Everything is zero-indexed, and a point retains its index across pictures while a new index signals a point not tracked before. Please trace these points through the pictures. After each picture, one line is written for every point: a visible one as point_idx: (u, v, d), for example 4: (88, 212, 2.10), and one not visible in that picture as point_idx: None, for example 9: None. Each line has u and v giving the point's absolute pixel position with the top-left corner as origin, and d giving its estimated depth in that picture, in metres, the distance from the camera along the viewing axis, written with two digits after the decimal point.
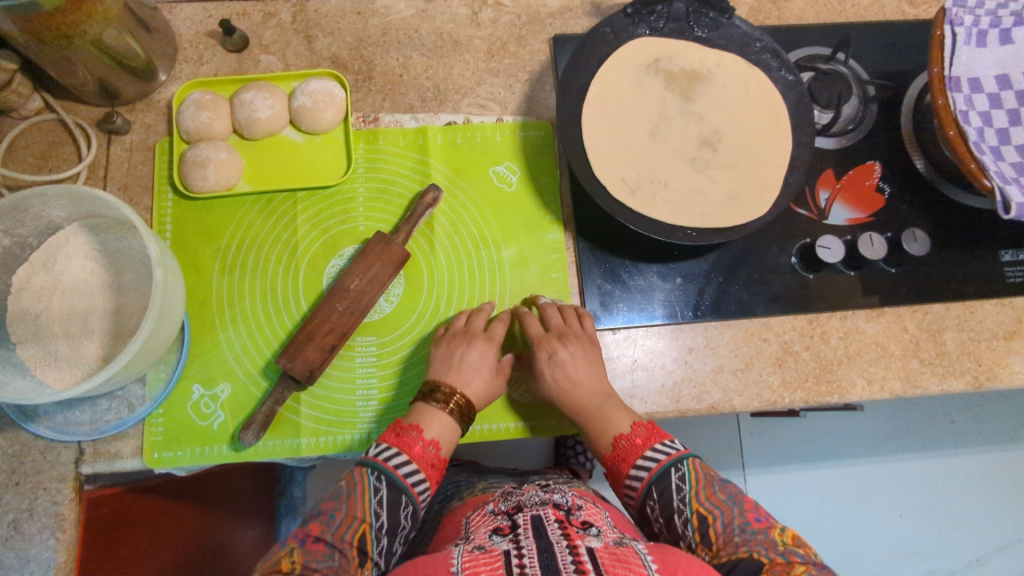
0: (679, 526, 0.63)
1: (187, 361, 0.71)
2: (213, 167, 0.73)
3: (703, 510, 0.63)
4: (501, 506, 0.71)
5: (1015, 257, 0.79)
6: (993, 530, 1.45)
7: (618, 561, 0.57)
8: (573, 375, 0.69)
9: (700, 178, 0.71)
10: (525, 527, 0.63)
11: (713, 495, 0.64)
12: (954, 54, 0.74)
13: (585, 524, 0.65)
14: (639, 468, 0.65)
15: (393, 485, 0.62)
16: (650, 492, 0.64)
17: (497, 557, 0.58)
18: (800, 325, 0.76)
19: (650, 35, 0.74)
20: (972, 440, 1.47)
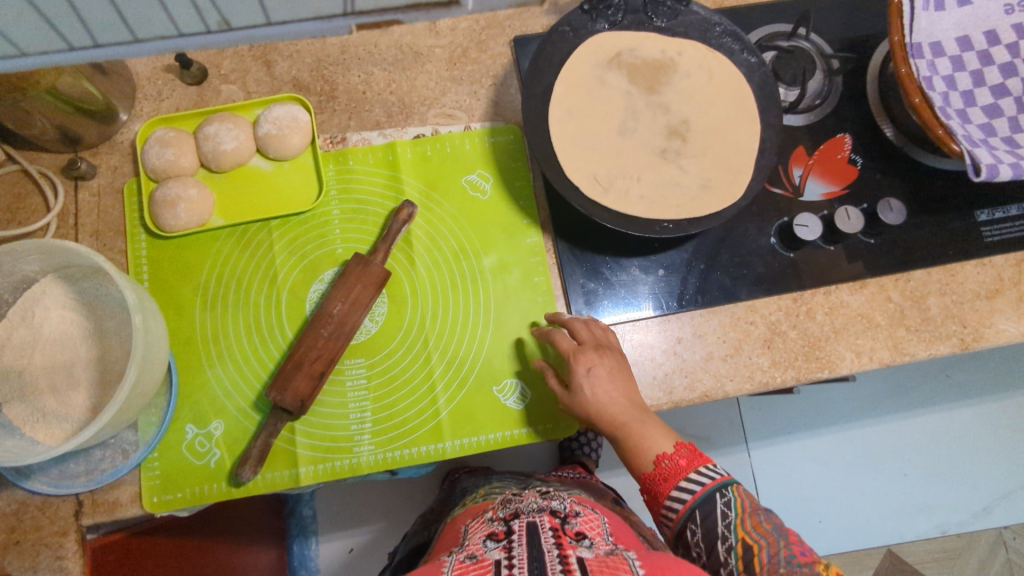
0: (722, 553, 0.63)
1: (178, 402, 0.70)
2: (184, 205, 0.72)
3: (748, 539, 0.63)
4: (499, 513, 0.72)
5: (990, 216, 0.79)
6: (994, 478, 1.48)
7: (605, 567, 0.58)
8: (610, 390, 0.67)
9: (673, 169, 0.71)
10: (520, 533, 0.65)
11: (759, 525, 0.64)
12: (914, 20, 0.73)
13: (578, 535, 0.66)
14: (681, 490, 0.66)
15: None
16: (692, 516, 0.64)
17: (487, 565, 0.59)
18: (785, 305, 0.76)
19: (609, 30, 0.73)
20: (968, 393, 1.48)
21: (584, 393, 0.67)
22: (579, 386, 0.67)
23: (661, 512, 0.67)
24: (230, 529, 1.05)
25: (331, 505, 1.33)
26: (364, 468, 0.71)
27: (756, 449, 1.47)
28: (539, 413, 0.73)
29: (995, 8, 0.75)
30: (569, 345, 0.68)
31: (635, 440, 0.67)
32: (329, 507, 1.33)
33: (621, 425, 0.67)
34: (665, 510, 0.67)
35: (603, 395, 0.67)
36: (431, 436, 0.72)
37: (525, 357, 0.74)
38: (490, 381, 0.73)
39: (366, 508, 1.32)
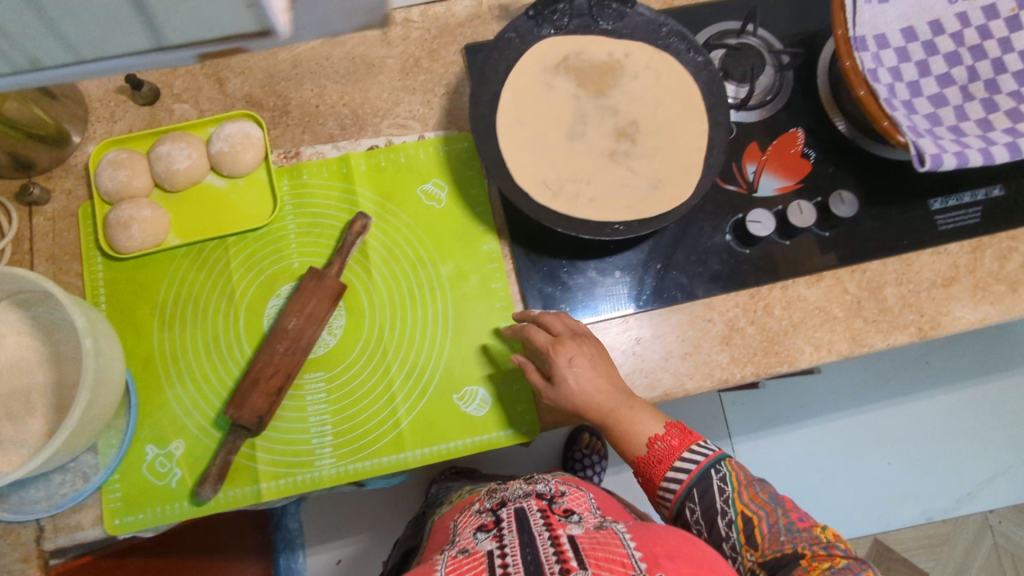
0: (723, 527, 0.65)
1: (138, 423, 0.71)
2: (138, 226, 0.72)
3: (748, 511, 0.65)
4: (487, 505, 0.72)
5: (944, 204, 0.80)
6: (976, 463, 1.48)
7: (597, 544, 0.59)
8: (593, 379, 0.67)
9: (622, 171, 0.71)
10: (509, 520, 0.64)
11: (756, 496, 0.66)
12: (856, 14, 0.73)
13: (566, 512, 0.66)
14: (678, 470, 0.67)
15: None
16: (691, 494, 0.66)
17: (481, 559, 0.58)
18: (743, 301, 0.77)
19: (555, 35, 0.73)
20: (949, 379, 1.47)
21: (568, 385, 0.67)
22: (562, 379, 0.67)
23: (659, 493, 0.68)
24: (209, 545, 1.05)
25: (316, 517, 1.33)
26: (327, 481, 0.71)
27: (739, 444, 1.48)
28: (500, 418, 0.73)
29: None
30: (547, 339, 0.68)
31: (626, 425, 0.67)
32: (315, 519, 1.32)
33: (608, 413, 0.67)
34: (665, 490, 0.68)
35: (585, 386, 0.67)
36: (393, 446, 0.72)
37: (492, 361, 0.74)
38: (450, 389, 0.73)
39: (353, 518, 1.32)
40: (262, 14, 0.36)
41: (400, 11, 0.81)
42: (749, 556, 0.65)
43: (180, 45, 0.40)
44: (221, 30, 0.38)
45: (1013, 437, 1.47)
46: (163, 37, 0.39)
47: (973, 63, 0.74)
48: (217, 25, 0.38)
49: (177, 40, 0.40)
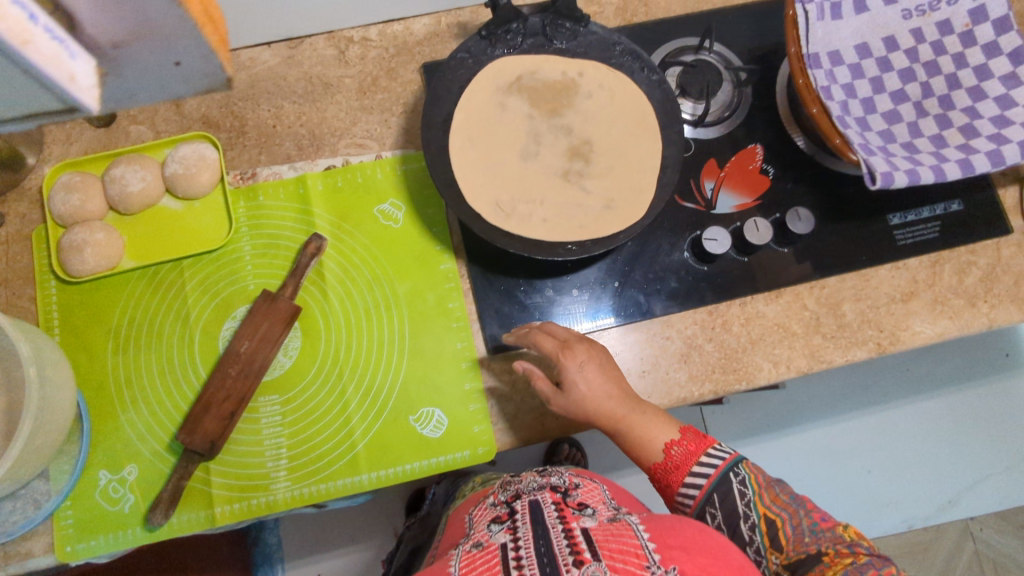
0: (745, 531, 0.64)
1: (91, 448, 0.70)
2: (90, 249, 0.71)
3: (770, 513, 0.64)
4: (501, 496, 0.69)
5: (903, 219, 0.80)
6: (961, 469, 1.43)
7: (610, 536, 0.58)
8: (601, 383, 0.67)
9: (576, 191, 0.72)
10: (523, 513, 0.62)
11: (778, 498, 0.65)
12: (810, 31, 0.73)
13: (581, 505, 0.64)
14: (696, 475, 0.66)
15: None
16: (711, 498, 0.65)
17: (495, 552, 0.57)
18: (701, 318, 0.77)
19: (509, 54, 0.73)
20: (934, 385, 1.42)
21: (578, 390, 0.67)
22: (572, 383, 0.67)
23: (676, 499, 0.67)
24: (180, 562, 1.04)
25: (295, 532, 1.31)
26: (281, 505, 0.71)
27: None
28: (457, 439, 0.73)
29: (893, 14, 0.75)
30: (555, 345, 0.68)
31: (639, 429, 0.67)
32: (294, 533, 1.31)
33: (621, 417, 0.67)
34: (683, 496, 0.66)
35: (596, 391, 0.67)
36: (348, 469, 0.72)
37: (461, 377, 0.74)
38: (407, 410, 0.73)
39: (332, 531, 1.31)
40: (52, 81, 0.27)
41: (357, 30, 0.81)
42: (774, 560, 0.63)
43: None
44: (20, 107, 0.29)
45: (996, 445, 1.43)
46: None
47: (926, 79, 0.75)
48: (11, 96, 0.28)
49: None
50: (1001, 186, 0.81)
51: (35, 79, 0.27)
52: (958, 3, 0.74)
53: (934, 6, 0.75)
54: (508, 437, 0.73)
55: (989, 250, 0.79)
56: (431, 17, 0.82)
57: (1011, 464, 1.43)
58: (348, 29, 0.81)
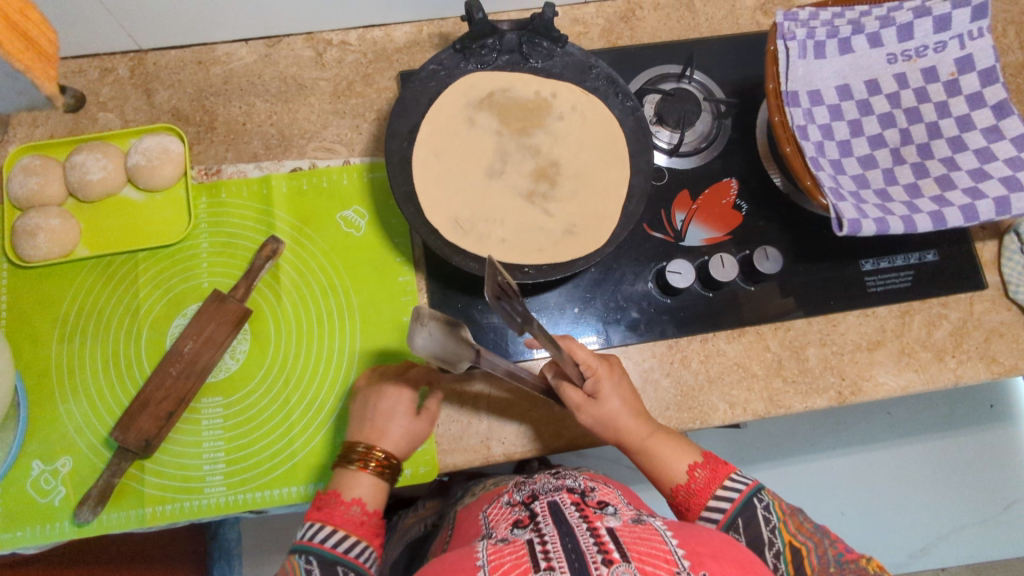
0: (770, 559, 0.60)
1: (26, 437, 0.69)
2: (44, 235, 0.70)
3: (795, 542, 0.61)
4: (517, 495, 0.66)
5: (876, 265, 0.78)
6: (936, 518, 1.33)
7: (640, 539, 0.54)
8: (630, 399, 0.68)
9: (538, 214, 0.70)
10: (544, 514, 0.58)
11: (802, 526, 0.62)
12: (789, 69, 0.72)
13: (601, 505, 0.61)
14: (719, 499, 0.63)
15: (324, 560, 0.58)
16: (735, 523, 0.61)
17: (521, 545, 0.54)
18: (660, 351, 0.75)
19: (482, 70, 0.72)
20: (914, 430, 1.32)
21: (612, 403, 0.67)
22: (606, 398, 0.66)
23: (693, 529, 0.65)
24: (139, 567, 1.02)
25: None
26: (214, 510, 0.69)
27: None
28: None
29: (877, 57, 0.74)
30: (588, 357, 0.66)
31: (667, 447, 0.67)
32: None
33: (647, 435, 0.67)
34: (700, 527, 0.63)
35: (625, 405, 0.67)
36: (285, 478, 0.70)
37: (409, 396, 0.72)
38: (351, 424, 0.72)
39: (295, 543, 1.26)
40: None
41: (337, 33, 0.80)
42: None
43: None
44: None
45: (972, 496, 1.33)
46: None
47: (906, 126, 0.73)
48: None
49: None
50: (979, 240, 0.79)
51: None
52: (944, 51, 0.73)
53: (921, 52, 0.73)
54: (453, 458, 0.71)
55: (961, 304, 0.77)
56: (413, 25, 0.81)
57: (987, 518, 1.34)
58: (327, 32, 0.80)
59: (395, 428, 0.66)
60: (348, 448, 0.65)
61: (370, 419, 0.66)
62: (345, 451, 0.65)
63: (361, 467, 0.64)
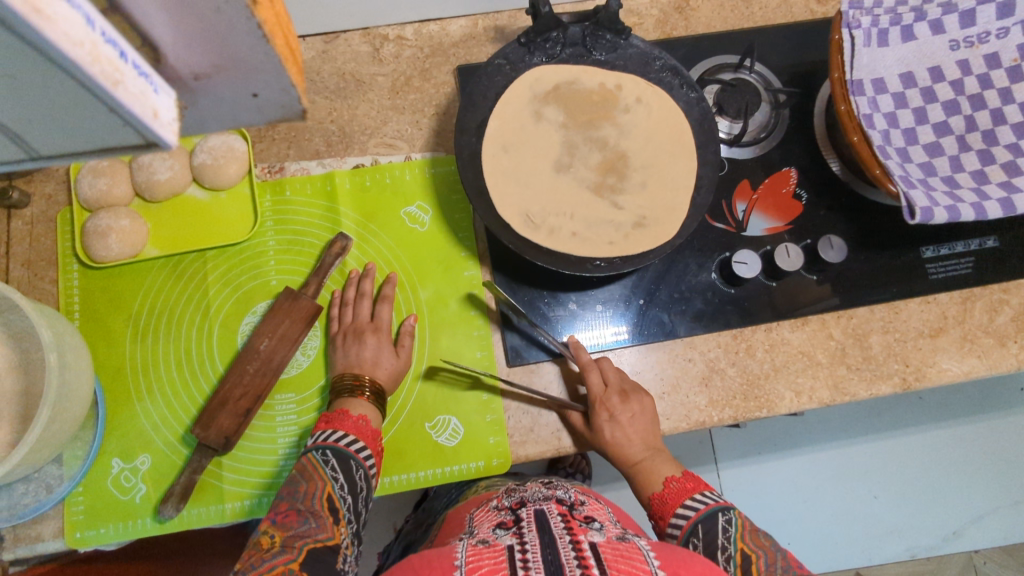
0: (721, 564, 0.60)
1: (105, 435, 0.70)
2: (115, 236, 0.71)
3: (747, 548, 0.61)
4: (505, 501, 0.66)
5: (936, 252, 0.78)
6: (971, 499, 1.30)
7: (620, 556, 0.54)
8: (629, 434, 0.68)
9: (607, 207, 0.71)
10: (529, 520, 0.59)
11: (756, 537, 0.62)
12: (854, 57, 0.73)
13: (588, 518, 0.61)
14: (685, 509, 0.64)
15: (339, 454, 0.63)
16: (697, 530, 0.62)
17: (500, 551, 0.55)
18: (725, 341, 0.76)
19: (547, 63, 0.72)
20: (947, 414, 1.30)
21: (604, 432, 0.68)
22: (600, 429, 0.69)
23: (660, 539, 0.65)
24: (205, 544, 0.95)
25: None
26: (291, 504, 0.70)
27: (726, 470, 1.31)
28: (472, 449, 0.72)
29: (940, 44, 0.74)
30: (599, 384, 0.69)
31: (642, 474, 0.68)
32: None
33: (638, 461, 0.68)
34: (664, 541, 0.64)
35: (623, 438, 0.68)
36: None
37: (477, 388, 0.73)
38: (423, 417, 0.73)
39: None
40: (137, 117, 0.27)
41: (392, 28, 0.80)
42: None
43: (103, 152, 0.30)
44: (99, 140, 0.29)
45: (1006, 480, 1.30)
46: (30, 142, 0.30)
47: (971, 113, 0.73)
48: (95, 133, 0.29)
49: (52, 144, 0.30)
50: None
51: (119, 113, 0.26)
52: (1007, 36, 0.72)
53: (983, 39, 0.73)
54: (524, 449, 0.72)
55: (1022, 289, 0.77)
56: (469, 19, 0.81)
57: (1020, 499, 1.30)
58: (383, 27, 0.80)
59: (382, 370, 0.69)
60: (338, 382, 0.69)
61: (356, 361, 0.69)
62: (338, 385, 0.68)
63: (361, 397, 0.67)
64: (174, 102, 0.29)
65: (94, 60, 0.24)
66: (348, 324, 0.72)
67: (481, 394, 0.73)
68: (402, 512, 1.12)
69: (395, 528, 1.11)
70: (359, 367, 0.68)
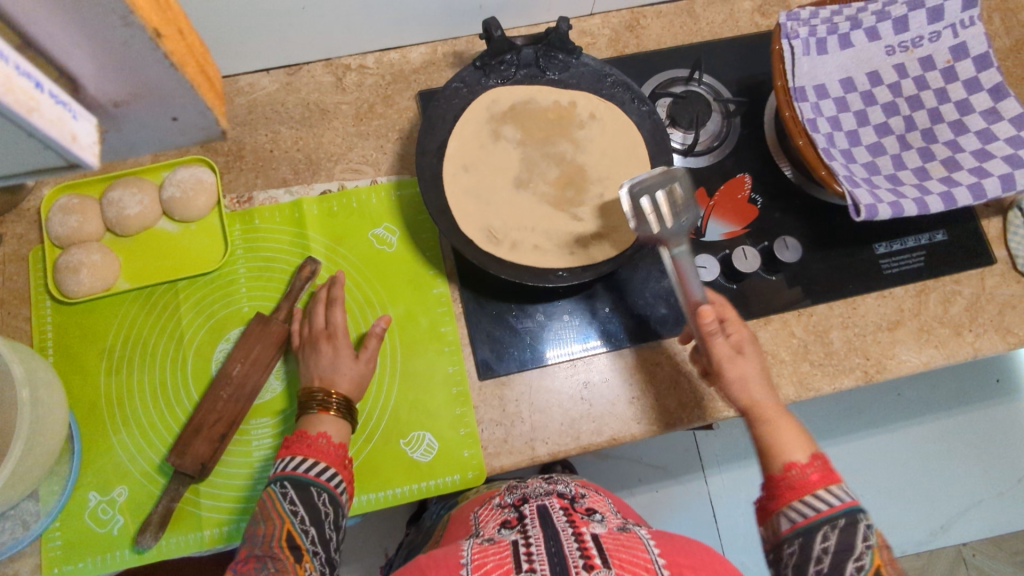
0: (850, 571, 0.53)
1: (81, 469, 0.70)
2: (87, 271, 0.72)
3: (883, 570, 0.54)
4: (508, 498, 0.67)
5: (889, 248, 0.81)
6: (956, 493, 1.31)
7: (621, 546, 0.56)
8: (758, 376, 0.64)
9: (567, 219, 0.73)
10: (532, 517, 0.60)
11: (892, 562, 0.55)
12: (796, 66, 0.76)
13: (589, 511, 0.63)
14: (828, 493, 0.56)
15: (298, 484, 0.62)
16: (836, 522, 0.54)
17: (505, 546, 0.56)
18: (690, 344, 0.77)
19: (502, 85, 0.74)
20: (927, 409, 1.31)
21: (741, 369, 0.63)
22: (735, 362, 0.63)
23: (771, 517, 0.58)
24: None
25: None
26: None
27: (715, 476, 1.30)
28: (447, 463, 0.73)
29: (876, 50, 0.78)
30: (727, 348, 0.63)
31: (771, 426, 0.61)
32: None
33: (770, 414, 0.62)
34: (782, 516, 0.57)
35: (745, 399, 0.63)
36: None
37: (452, 403, 0.75)
38: (397, 434, 0.74)
39: None
40: (57, 141, 0.29)
41: (354, 58, 0.83)
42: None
43: (34, 173, 0.32)
44: (27, 163, 0.31)
45: (988, 471, 1.31)
46: None
47: (909, 113, 0.77)
48: (20, 157, 0.31)
49: None
50: (984, 218, 0.82)
51: (40, 138, 0.29)
52: (939, 40, 0.76)
53: (917, 43, 0.77)
54: (499, 461, 0.73)
55: (973, 279, 0.80)
56: (428, 46, 0.84)
57: (1003, 490, 1.31)
58: (346, 57, 0.83)
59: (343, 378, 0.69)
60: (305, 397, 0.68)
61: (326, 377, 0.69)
62: (304, 401, 0.68)
63: (322, 410, 0.67)
64: (93, 124, 0.31)
65: (9, 90, 0.26)
66: (304, 332, 0.72)
67: (456, 410, 0.74)
68: (393, 535, 1.12)
69: (386, 554, 1.11)
70: (322, 379, 0.68)
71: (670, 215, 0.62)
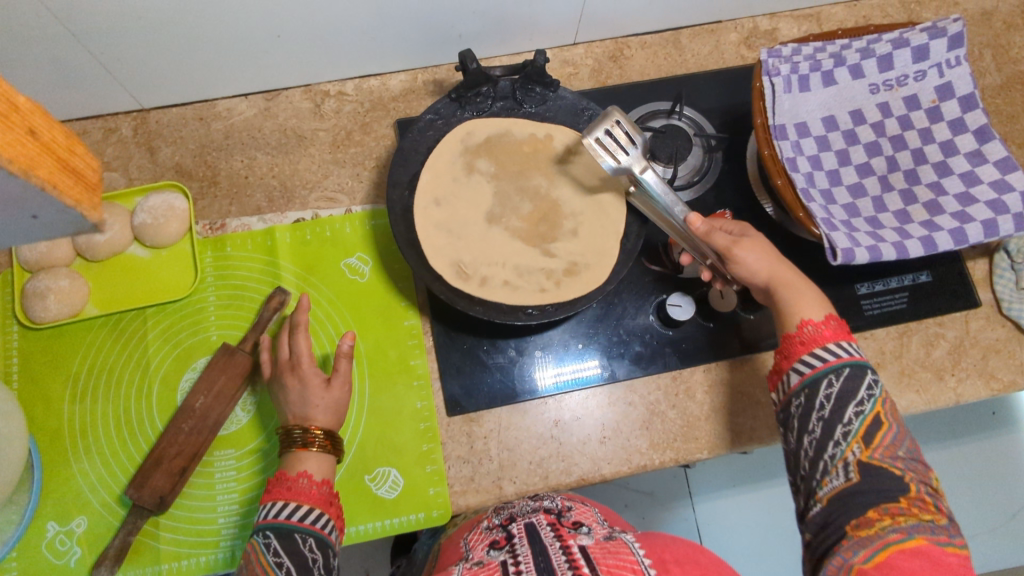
0: (849, 416, 0.53)
1: (40, 499, 0.70)
2: (53, 297, 0.71)
3: (883, 415, 0.53)
4: (496, 520, 0.66)
5: (871, 289, 0.80)
6: None
7: (608, 553, 0.54)
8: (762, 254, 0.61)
9: (539, 254, 0.72)
10: (520, 536, 0.58)
11: (895, 412, 0.54)
12: (776, 103, 0.74)
13: (576, 524, 0.61)
14: (837, 348, 0.55)
15: (281, 532, 0.55)
16: (842, 372, 0.54)
17: (495, 567, 0.54)
18: (664, 383, 0.76)
19: (477, 117, 0.74)
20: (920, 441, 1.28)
21: (749, 257, 0.61)
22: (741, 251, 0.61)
23: (782, 378, 0.57)
24: None
25: None
26: (229, 563, 0.70)
27: (701, 505, 1.28)
28: (413, 500, 0.72)
29: (860, 88, 0.76)
30: (727, 237, 0.61)
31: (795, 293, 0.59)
32: None
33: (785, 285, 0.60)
34: (792, 373, 0.56)
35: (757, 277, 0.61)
36: None
37: (419, 439, 0.73)
38: (363, 469, 0.73)
39: None
40: None
41: (333, 84, 0.82)
42: (857, 451, 0.52)
43: None
44: None
45: (981, 507, 1.28)
46: None
47: (892, 153, 0.75)
48: None
49: None
50: (969, 259, 0.81)
51: None
52: (925, 79, 0.75)
53: (902, 81, 0.75)
54: (465, 499, 0.72)
55: (957, 322, 0.79)
56: (408, 73, 0.83)
57: (997, 526, 1.28)
58: (325, 83, 0.82)
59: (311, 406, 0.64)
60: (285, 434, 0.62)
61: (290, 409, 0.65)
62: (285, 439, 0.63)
63: (302, 448, 0.62)
64: None
65: None
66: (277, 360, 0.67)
67: (422, 446, 0.73)
68: (374, 559, 1.10)
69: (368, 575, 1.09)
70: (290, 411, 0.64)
71: (632, 141, 0.60)
